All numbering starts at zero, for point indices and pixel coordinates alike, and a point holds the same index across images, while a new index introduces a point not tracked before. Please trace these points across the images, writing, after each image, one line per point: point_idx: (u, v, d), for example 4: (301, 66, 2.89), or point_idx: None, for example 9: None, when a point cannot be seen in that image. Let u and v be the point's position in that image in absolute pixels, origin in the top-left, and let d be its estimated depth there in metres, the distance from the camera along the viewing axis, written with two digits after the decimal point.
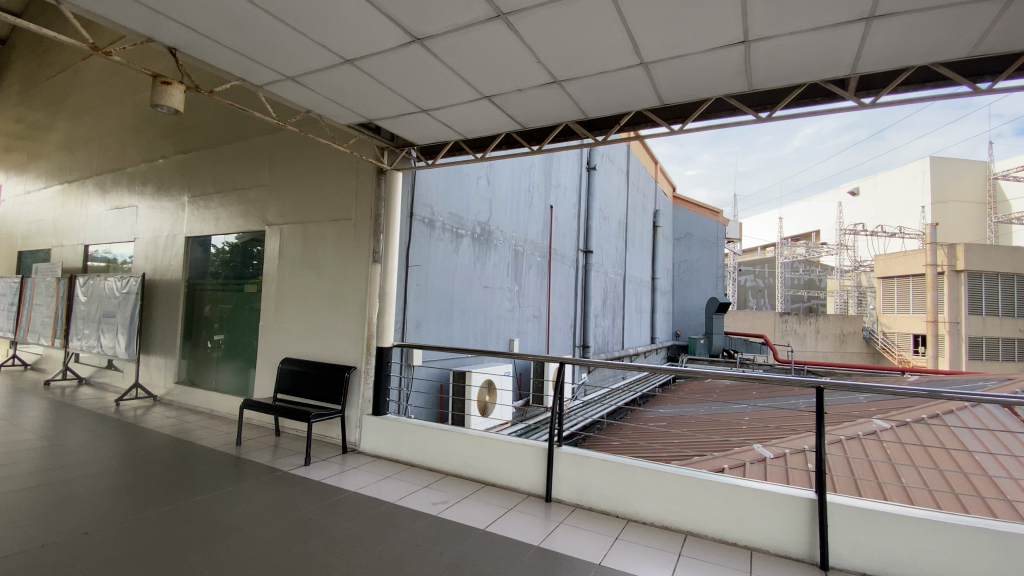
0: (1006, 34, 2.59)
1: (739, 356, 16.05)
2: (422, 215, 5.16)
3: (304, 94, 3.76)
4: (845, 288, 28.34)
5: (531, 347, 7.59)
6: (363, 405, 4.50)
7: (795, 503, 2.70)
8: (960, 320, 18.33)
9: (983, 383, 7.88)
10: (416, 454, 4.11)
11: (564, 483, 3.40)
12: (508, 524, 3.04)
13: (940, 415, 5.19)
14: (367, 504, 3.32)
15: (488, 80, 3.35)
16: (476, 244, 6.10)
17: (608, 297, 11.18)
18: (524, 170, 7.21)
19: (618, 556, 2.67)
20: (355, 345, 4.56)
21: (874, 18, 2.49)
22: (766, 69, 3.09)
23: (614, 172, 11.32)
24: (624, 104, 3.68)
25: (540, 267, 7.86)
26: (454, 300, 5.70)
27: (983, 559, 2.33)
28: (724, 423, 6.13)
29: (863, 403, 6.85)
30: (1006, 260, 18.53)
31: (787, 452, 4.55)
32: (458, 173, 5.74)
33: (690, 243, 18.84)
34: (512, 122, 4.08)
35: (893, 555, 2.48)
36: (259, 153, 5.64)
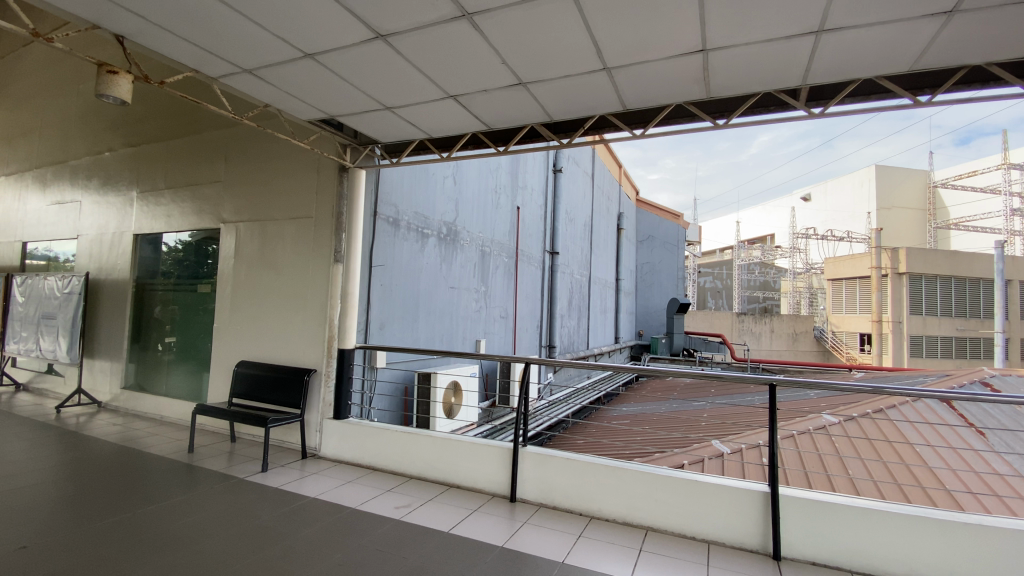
0: (942, 51, 2.77)
1: (699, 354, 16.56)
2: (387, 214, 5.08)
3: (262, 88, 3.63)
4: (798, 289, 29.66)
5: (497, 348, 7.58)
6: (324, 409, 4.39)
7: (750, 497, 2.80)
8: (902, 319, 19.47)
9: (921, 379, 8.40)
10: (379, 457, 4.04)
11: (529, 483, 3.41)
12: (472, 525, 3.02)
13: (884, 409, 5.50)
14: (327, 510, 3.23)
15: (454, 79, 3.33)
16: (442, 244, 6.05)
17: (574, 297, 11.31)
18: (490, 170, 7.19)
19: (581, 554, 2.70)
20: (315, 347, 4.44)
21: (823, 31, 2.62)
22: (723, 78, 3.20)
23: (579, 174, 11.47)
24: (588, 108, 3.73)
25: (507, 267, 7.87)
26: (419, 301, 5.64)
27: (922, 544, 2.48)
28: (684, 420, 6.31)
29: (814, 399, 7.18)
30: (942, 263, 19.86)
31: (743, 448, 4.73)
32: (424, 173, 5.68)
33: (652, 245, 19.29)
34: (478, 123, 4.07)
35: (840, 543, 2.61)
36: (214, 148, 5.41)
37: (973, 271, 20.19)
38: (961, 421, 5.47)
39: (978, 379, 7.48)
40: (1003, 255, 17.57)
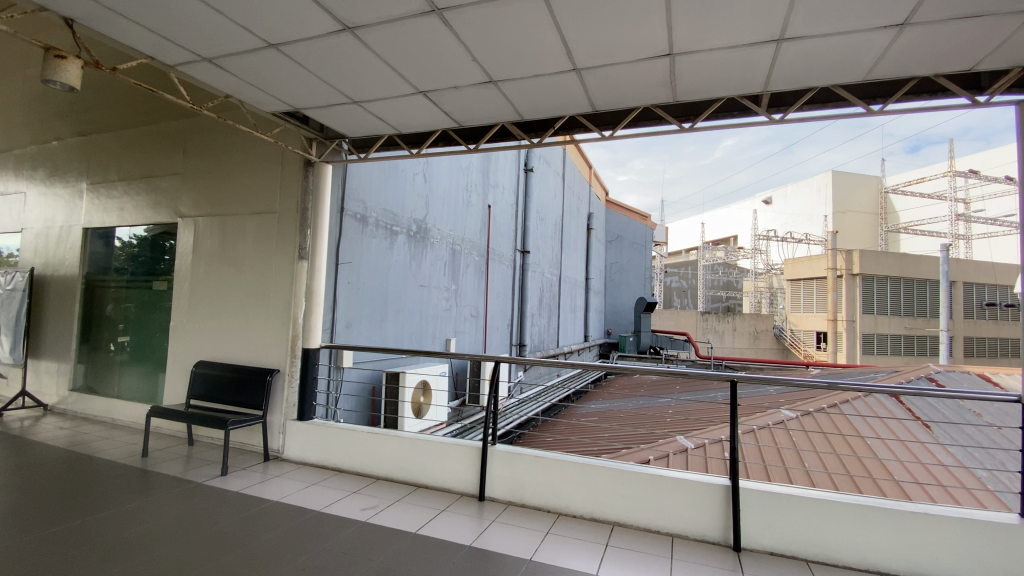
0: (892, 63, 2.91)
1: (665, 352, 16.95)
2: (354, 210, 4.98)
3: (222, 77, 3.50)
4: (759, 289, 30.72)
5: (467, 347, 7.55)
6: (287, 410, 4.28)
7: (712, 490, 2.88)
8: (855, 318, 20.41)
9: (873, 375, 8.83)
10: (345, 459, 3.96)
11: (497, 481, 3.41)
12: (440, 525, 3.00)
13: (838, 404, 5.75)
14: (291, 513, 3.15)
15: (424, 75, 3.29)
16: (411, 242, 5.97)
17: (544, 296, 11.38)
18: (461, 168, 7.14)
19: (549, 550, 2.72)
20: (278, 346, 4.32)
21: (783, 40, 2.71)
22: (689, 83, 3.27)
23: (550, 174, 11.54)
24: (558, 108, 3.75)
25: (478, 266, 7.84)
26: (388, 299, 5.55)
27: (871, 532, 2.60)
28: (651, 416, 6.44)
29: (773, 395, 7.45)
30: (892, 265, 20.92)
31: (706, 443, 4.87)
32: (393, 168, 5.60)
33: (621, 245, 19.62)
34: (448, 119, 4.04)
35: (796, 534, 2.71)
36: (171, 139, 5.19)
37: (920, 273, 21.34)
38: (909, 415, 5.77)
39: (923, 375, 7.91)
40: (947, 258, 18.63)
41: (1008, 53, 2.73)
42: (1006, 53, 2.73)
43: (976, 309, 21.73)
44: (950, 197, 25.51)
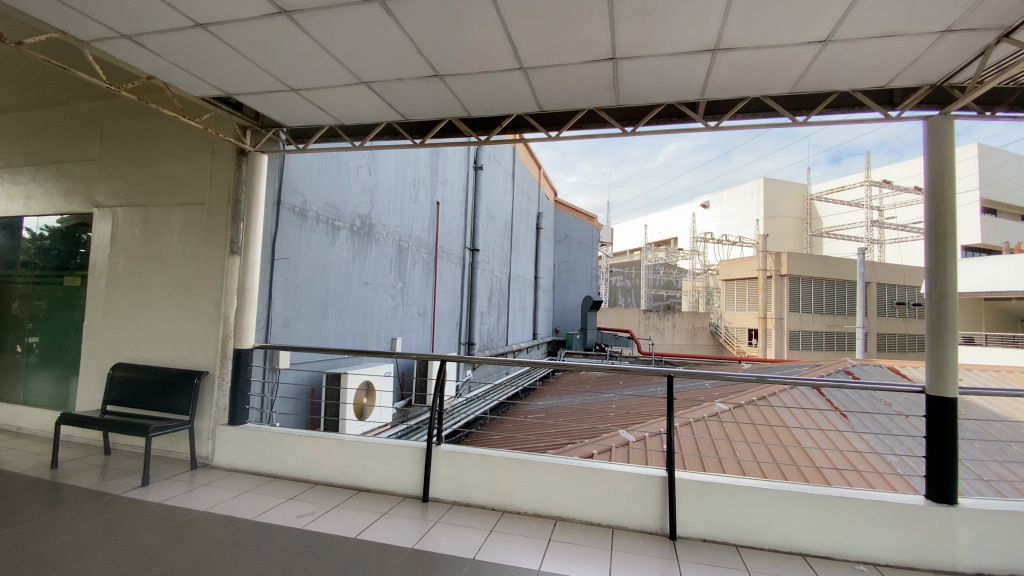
0: (815, 77, 3.12)
1: (610, 349, 17.43)
2: (292, 203, 4.75)
3: (144, 57, 3.24)
4: (697, 288, 32.23)
5: (414, 346, 7.41)
6: (217, 415, 4.03)
7: (650, 482, 2.98)
8: (783, 316, 21.83)
9: (798, 369, 9.46)
10: (281, 464, 3.78)
11: (442, 482, 3.36)
12: (381, 529, 2.93)
13: (768, 396, 6.12)
14: (220, 523, 2.96)
15: (367, 65, 3.18)
16: (355, 237, 5.79)
17: (494, 294, 11.39)
18: (408, 163, 7.00)
19: (492, 548, 2.71)
20: (207, 347, 4.06)
21: (718, 50, 2.84)
22: (631, 87, 3.36)
23: (500, 172, 11.55)
24: (505, 106, 3.75)
25: (425, 263, 7.72)
26: (329, 297, 5.36)
27: (793, 516, 2.78)
28: (595, 412, 6.60)
29: (708, 388, 7.83)
30: (815, 267, 22.56)
31: (646, 436, 5.04)
32: (335, 161, 5.40)
33: (569, 245, 20.00)
34: (393, 112, 3.94)
35: (727, 521, 2.86)
36: (87, 122, 4.75)
37: (840, 274, 23.13)
38: (829, 405, 6.23)
39: (842, 368, 8.57)
40: (863, 260, 20.27)
41: (915, 72, 2.99)
42: (913, 71, 2.99)
43: (887, 307, 23.84)
44: (865, 205, 27.81)
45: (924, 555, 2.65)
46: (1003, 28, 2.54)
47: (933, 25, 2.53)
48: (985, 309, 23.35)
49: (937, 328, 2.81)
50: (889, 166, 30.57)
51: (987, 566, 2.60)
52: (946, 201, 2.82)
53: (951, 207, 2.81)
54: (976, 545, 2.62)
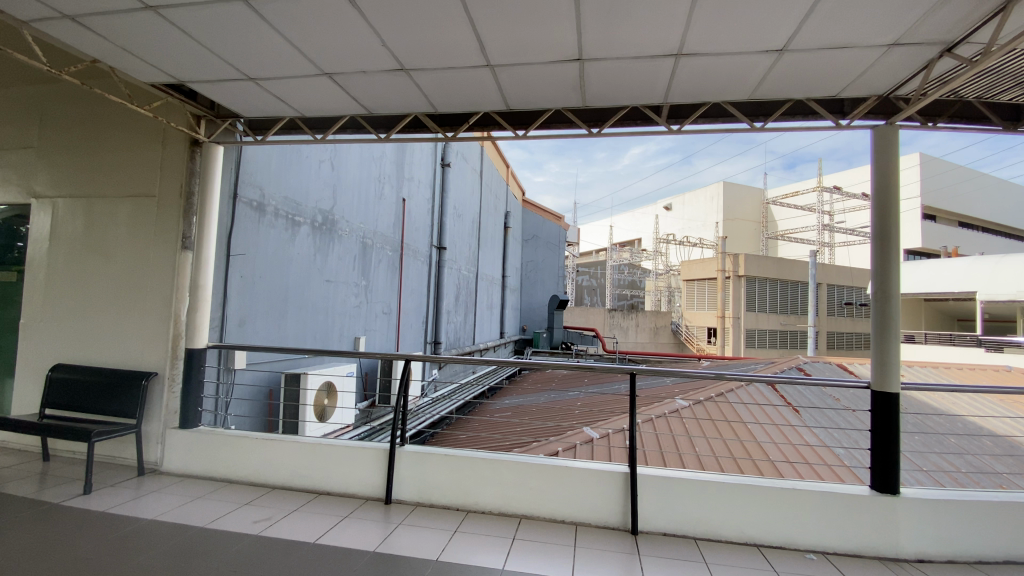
0: (772, 84, 3.24)
1: (575, 348, 17.65)
2: (249, 197, 4.57)
3: (86, 38, 3.03)
4: (660, 288, 33.03)
5: (379, 345, 7.29)
6: (167, 417, 3.84)
7: (613, 478, 3.02)
8: (740, 316, 22.61)
9: (754, 366, 9.82)
10: (237, 468, 3.64)
11: (405, 483, 3.31)
12: (341, 532, 2.85)
13: (725, 393, 6.34)
14: (169, 531, 2.82)
15: (330, 56, 3.09)
16: (316, 234, 5.63)
17: (460, 293, 11.32)
18: (373, 158, 6.85)
19: (455, 549, 2.68)
20: (156, 347, 3.86)
21: (681, 55, 2.91)
22: (597, 89, 3.40)
23: (468, 171, 11.48)
24: (472, 103, 3.73)
25: (390, 261, 7.58)
26: (288, 296, 5.19)
27: (748, 508, 2.88)
28: (560, 410, 6.67)
29: (669, 385, 8.04)
30: (770, 268, 23.49)
31: (610, 433, 5.13)
32: (296, 154, 5.23)
33: (536, 244, 20.14)
34: (357, 106, 3.85)
35: (686, 514, 2.93)
36: (24, 107, 4.43)
37: (793, 275, 24.18)
38: (782, 401, 6.50)
39: (795, 365, 8.96)
40: (814, 262, 21.25)
41: (864, 83, 3.14)
42: (862, 82, 3.14)
43: (836, 307, 25.08)
44: (817, 210, 29.16)
45: (869, 543, 2.79)
46: (943, 43, 2.70)
47: (881, 38, 2.66)
48: (924, 310, 24.92)
49: (882, 327, 2.96)
50: (839, 173, 32.16)
51: (925, 552, 2.76)
52: (890, 207, 2.98)
53: (895, 213, 2.97)
54: (916, 531, 2.78)
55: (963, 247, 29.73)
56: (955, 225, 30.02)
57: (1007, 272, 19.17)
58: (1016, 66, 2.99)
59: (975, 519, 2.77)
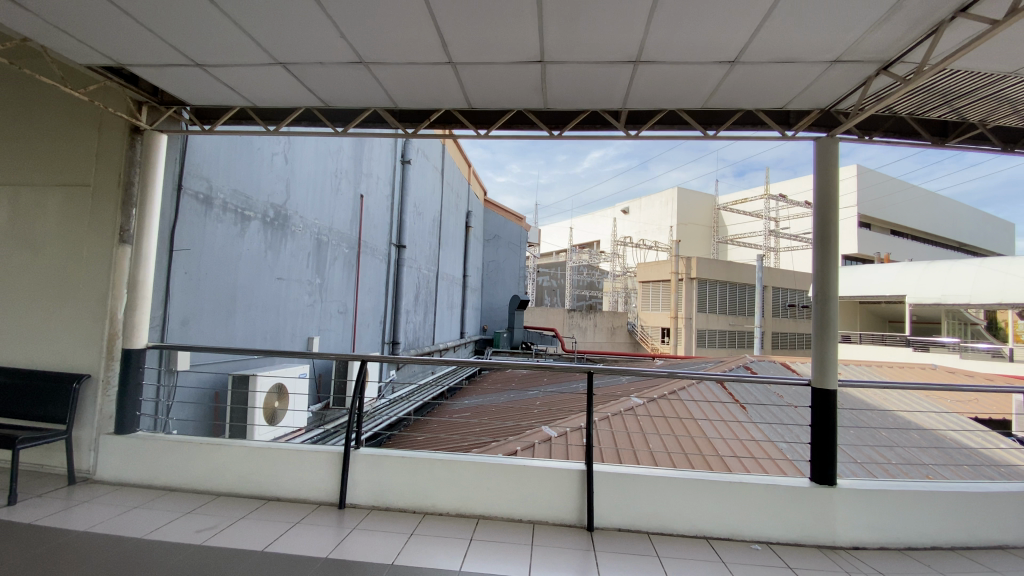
0: (725, 94, 3.37)
1: (535, 347, 17.80)
2: (195, 189, 4.34)
3: (12, 14, 2.79)
4: (617, 289, 33.76)
5: (333, 345, 7.09)
6: (101, 423, 3.59)
7: (571, 477, 3.06)
8: (692, 316, 23.39)
9: (704, 365, 10.23)
10: (178, 476, 3.44)
11: (360, 487, 3.23)
12: (293, 539, 2.75)
13: (678, 391, 6.57)
14: (102, 543, 2.63)
15: (285, 45, 2.98)
16: (267, 229, 5.40)
17: (420, 292, 11.17)
18: (330, 152, 6.65)
19: (412, 552, 2.64)
20: (90, 348, 3.60)
21: (641, 62, 2.98)
22: (559, 91, 3.44)
23: (428, 168, 11.34)
24: (434, 100, 3.68)
25: (347, 259, 7.39)
26: (237, 294, 4.96)
27: (699, 502, 2.98)
28: (519, 409, 6.71)
29: (625, 384, 8.24)
30: (721, 271, 24.47)
31: (568, 431, 5.21)
32: (246, 145, 5.01)
33: (498, 244, 20.15)
34: (314, 98, 3.73)
35: (641, 510, 3.00)
36: None
37: (741, 278, 25.30)
38: (730, 398, 6.80)
39: (742, 363, 9.39)
40: (761, 267, 22.27)
41: (809, 96, 3.32)
42: (807, 96, 3.32)
43: (781, 309, 26.46)
44: (763, 216, 30.61)
45: (809, 532, 2.95)
46: (880, 62, 2.89)
47: (824, 54, 2.82)
48: (858, 311, 26.66)
49: (822, 328, 3.14)
50: (785, 182, 33.92)
51: (860, 539, 2.94)
52: (831, 214, 3.16)
53: (835, 219, 3.14)
54: (851, 520, 2.96)
55: (894, 254, 32.05)
56: (887, 233, 32.33)
57: (932, 278, 20.91)
58: (944, 86, 3.24)
59: (904, 506, 2.97)
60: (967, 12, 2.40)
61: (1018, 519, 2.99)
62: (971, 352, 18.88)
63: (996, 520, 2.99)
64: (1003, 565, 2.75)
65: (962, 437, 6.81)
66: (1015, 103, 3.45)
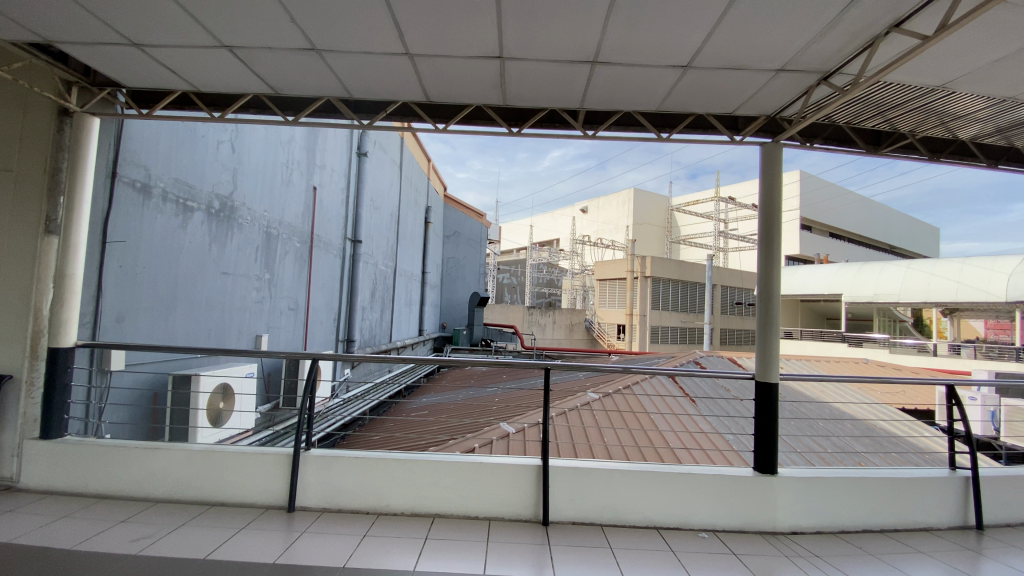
0: (678, 98, 3.47)
1: (494, 344, 17.80)
2: (131, 176, 4.07)
3: None
4: (576, 287, 34.22)
5: (284, 343, 6.83)
6: (22, 427, 3.31)
7: (526, 472, 3.09)
8: (647, 313, 24.03)
9: (658, 360, 10.55)
10: (112, 482, 3.22)
11: (311, 489, 3.13)
12: (238, 546, 2.63)
13: (632, 386, 6.75)
14: (23, 557, 2.42)
15: (231, 28, 2.83)
16: (212, 221, 5.13)
17: (377, 288, 10.94)
18: (281, 142, 6.39)
19: (364, 554, 2.58)
20: (9, 346, 3.31)
21: (598, 62, 3.02)
22: (518, 88, 3.43)
23: (386, 162, 11.09)
24: (391, 92, 3.61)
25: (299, 253, 7.14)
26: (178, 289, 4.69)
27: (651, 494, 3.07)
28: (477, 407, 6.70)
29: (581, 379, 8.38)
30: (673, 269, 25.27)
31: (525, 427, 5.25)
32: (189, 132, 4.74)
33: (458, 241, 20.00)
34: (263, 84, 3.57)
35: (595, 504, 3.06)
36: None
37: (693, 276, 26.21)
38: (681, 392, 7.05)
39: (692, 359, 9.74)
40: (711, 266, 23.12)
41: (756, 103, 3.47)
42: (754, 102, 3.46)
43: (730, 307, 27.62)
44: (714, 217, 31.77)
45: (752, 520, 3.09)
46: (821, 72, 3.06)
47: (770, 63, 2.95)
48: (800, 309, 28.18)
49: (765, 324, 3.30)
50: (735, 185, 35.39)
51: (798, 524, 3.11)
52: (774, 217, 3.31)
53: (778, 222, 3.30)
54: (791, 507, 3.12)
55: (832, 255, 34.11)
56: (826, 235, 34.34)
57: (866, 278, 22.41)
58: (879, 97, 3.47)
59: (839, 492, 3.16)
60: (899, 28, 2.57)
61: (937, 501, 3.25)
62: (899, 347, 20.35)
63: (919, 503, 3.23)
64: (925, 544, 2.97)
65: (890, 426, 7.34)
66: (940, 115, 3.75)
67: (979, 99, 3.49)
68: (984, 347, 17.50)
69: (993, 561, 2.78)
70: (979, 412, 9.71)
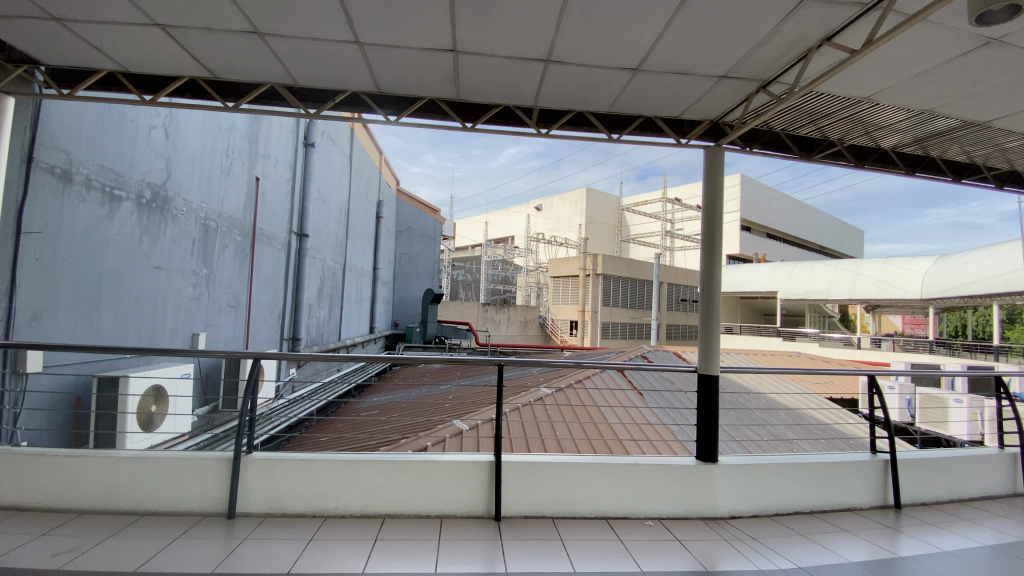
0: (628, 99, 3.56)
1: (448, 341, 17.62)
2: (50, 161, 3.74)
3: None
4: (529, 283, 34.45)
5: (223, 342, 6.50)
6: None
7: (478, 468, 3.09)
8: (598, 310, 24.55)
9: (608, 355, 10.84)
10: (27, 493, 2.95)
11: (253, 494, 3.00)
12: (173, 556, 2.48)
13: (584, 381, 6.89)
14: None
15: (163, 5, 2.65)
16: (142, 211, 4.79)
17: (325, 285, 10.59)
18: (220, 129, 6.05)
19: (311, 558, 2.50)
20: None
21: (551, 61, 3.05)
22: (471, 83, 3.41)
23: (336, 153, 10.73)
24: (340, 81, 3.50)
25: (240, 247, 6.80)
26: (104, 283, 4.35)
27: (601, 486, 3.15)
28: (430, 405, 6.63)
29: (534, 375, 8.47)
30: (623, 267, 25.95)
31: (479, 424, 5.26)
32: (116, 114, 4.39)
33: (411, 236, 19.68)
34: (200, 67, 3.37)
35: (547, 497, 3.11)
36: None
37: (642, 274, 27.02)
38: (630, 385, 7.27)
39: (641, 354, 10.07)
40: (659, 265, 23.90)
41: (700, 108, 3.62)
42: (698, 107, 3.61)
43: (676, 303, 28.74)
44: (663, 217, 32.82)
45: (693, 507, 3.24)
46: (759, 80, 3.23)
47: (713, 69, 3.08)
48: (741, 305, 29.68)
49: (707, 320, 3.45)
50: (682, 186, 36.75)
51: (736, 509, 3.28)
52: (716, 218, 3.47)
53: (720, 222, 3.45)
54: (730, 493, 3.29)
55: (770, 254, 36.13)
56: (763, 236, 36.38)
57: (800, 276, 23.91)
58: (811, 106, 3.70)
59: (773, 478, 3.36)
60: (830, 42, 2.75)
61: (860, 484, 3.52)
62: (828, 340, 21.87)
63: (845, 486, 3.48)
64: (850, 524, 3.21)
65: (819, 414, 7.89)
66: (865, 125, 4.05)
67: (899, 111, 3.79)
68: (902, 341, 19.08)
69: (909, 537, 3.04)
70: (897, 399, 10.63)
